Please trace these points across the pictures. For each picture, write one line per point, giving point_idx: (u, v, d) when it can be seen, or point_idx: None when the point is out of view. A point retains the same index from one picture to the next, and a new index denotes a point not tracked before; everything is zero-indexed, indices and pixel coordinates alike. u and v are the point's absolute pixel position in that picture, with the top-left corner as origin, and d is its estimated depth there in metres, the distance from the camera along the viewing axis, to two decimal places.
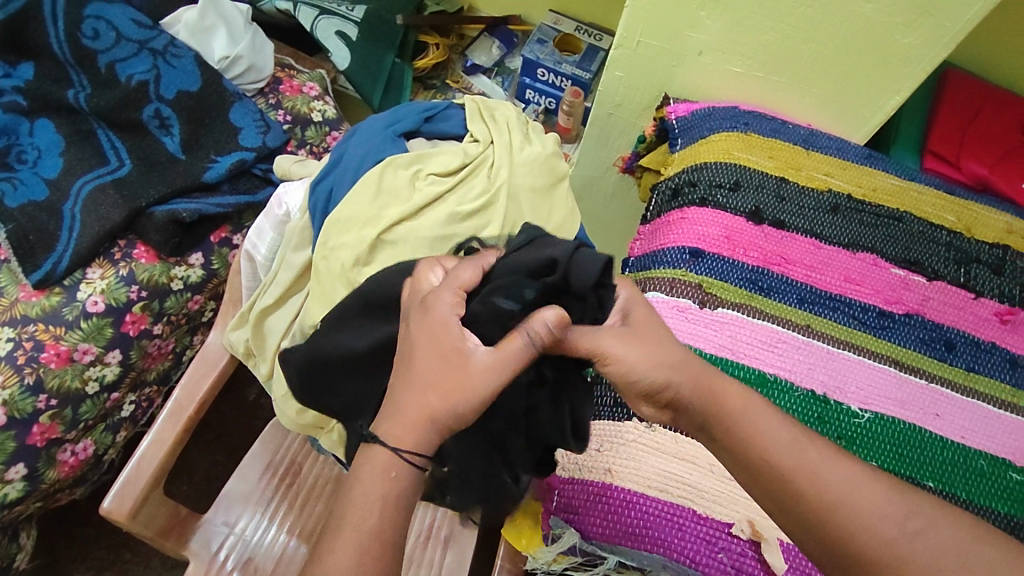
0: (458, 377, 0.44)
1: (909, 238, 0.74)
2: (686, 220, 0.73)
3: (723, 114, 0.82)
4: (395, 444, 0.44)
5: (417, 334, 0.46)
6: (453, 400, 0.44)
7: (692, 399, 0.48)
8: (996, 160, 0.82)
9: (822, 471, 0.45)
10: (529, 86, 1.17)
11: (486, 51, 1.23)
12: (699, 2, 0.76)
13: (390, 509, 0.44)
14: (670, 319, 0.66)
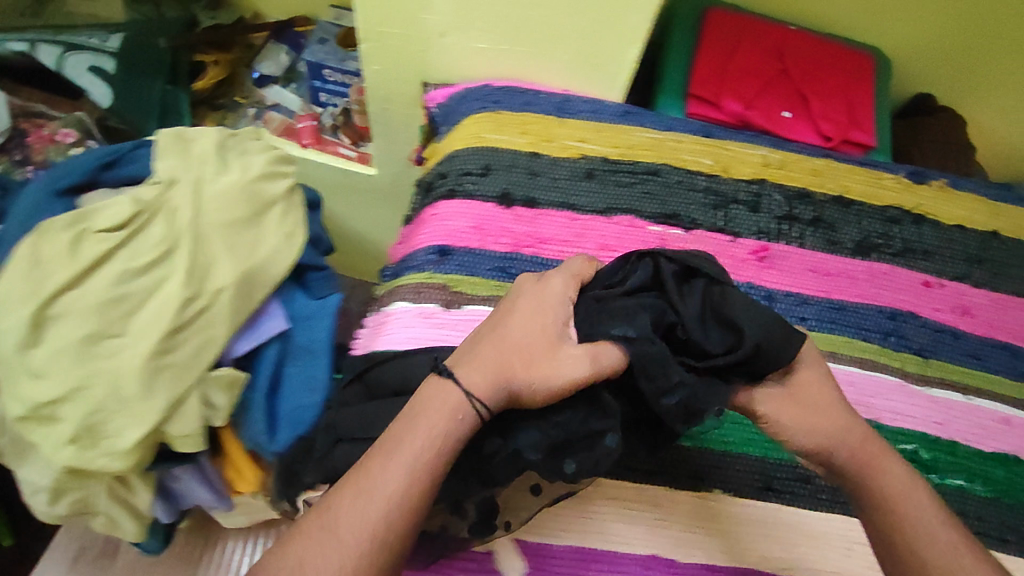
0: (542, 348, 0.49)
1: (668, 190, 0.73)
2: (436, 216, 0.70)
3: (476, 94, 0.78)
4: (470, 388, 0.47)
5: (525, 299, 0.52)
6: (537, 370, 0.48)
7: (849, 451, 0.50)
8: (753, 92, 0.82)
9: (917, 508, 0.47)
10: (320, 88, 1.11)
11: (275, 60, 1.14)
12: None
13: (440, 458, 0.45)
14: (412, 328, 0.63)
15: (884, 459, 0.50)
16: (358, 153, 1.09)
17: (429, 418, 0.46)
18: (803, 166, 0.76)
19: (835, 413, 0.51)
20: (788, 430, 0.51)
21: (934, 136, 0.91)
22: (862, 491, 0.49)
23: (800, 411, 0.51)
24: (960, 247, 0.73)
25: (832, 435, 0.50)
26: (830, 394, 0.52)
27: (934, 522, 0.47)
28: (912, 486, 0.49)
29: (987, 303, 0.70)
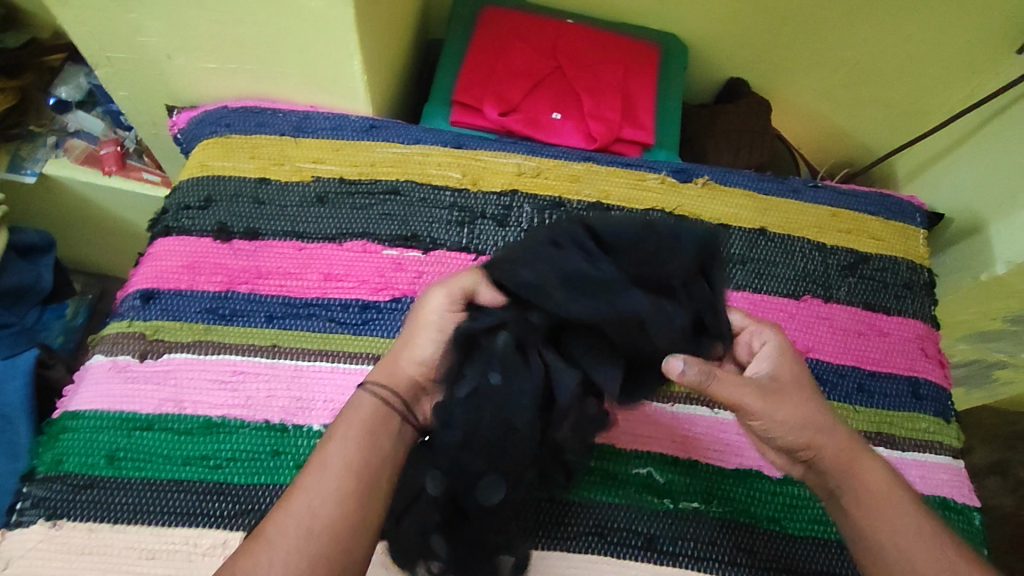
0: (409, 336, 0.47)
1: (409, 209, 0.68)
2: (150, 257, 0.65)
3: (210, 117, 0.73)
4: (376, 383, 0.46)
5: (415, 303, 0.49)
6: (414, 356, 0.47)
7: (834, 457, 0.48)
8: (519, 94, 0.78)
9: (886, 516, 0.46)
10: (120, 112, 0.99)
11: (73, 83, 0.99)
12: (116, 3, 0.63)
13: (361, 440, 0.44)
14: (103, 384, 0.59)
15: (862, 463, 0.48)
16: (163, 178, 1.03)
17: (348, 428, 0.44)
18: (560, 172, 0.71)
19: (817, 417, 0.48)
20: (777, 426, 0.48)
21: (730, 124, 0.87)
22: (839, 495, 0.48)
23: (770, 403, 0.48)
24: (724, 247, 0.69)
25: (814, 430, 0.48)
26: (794, 390, 0.49)
27: (895, 516, 0.46)
28: (883, 495, 0.47)
29: (744, 307, 0.66)
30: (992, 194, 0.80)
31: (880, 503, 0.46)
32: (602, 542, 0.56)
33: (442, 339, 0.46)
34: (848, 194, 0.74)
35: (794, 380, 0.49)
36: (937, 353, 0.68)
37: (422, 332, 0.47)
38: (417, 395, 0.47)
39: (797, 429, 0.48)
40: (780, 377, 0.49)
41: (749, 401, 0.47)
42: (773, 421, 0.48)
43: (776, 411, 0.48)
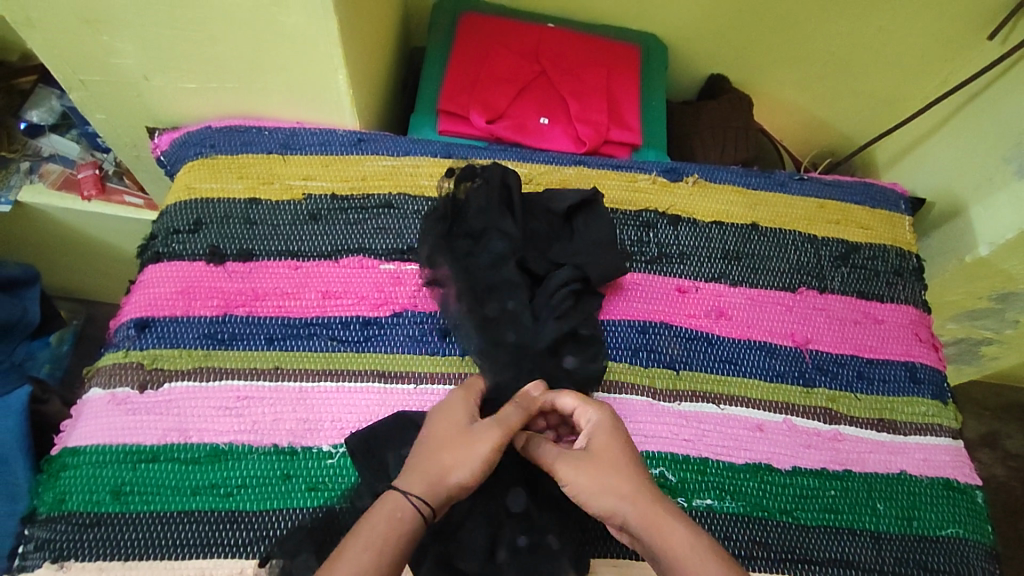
0: (459, 440, 0.49)
1: (404, 222, 0.67)
2: (141, 285, 0.64)
3: (193, 137, 0.71)
4: (419, 487, 0.47)
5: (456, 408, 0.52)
6: (465, 461, 0.48)
7: (637, 526, 0.46)
8: (506, 101, 0.78)
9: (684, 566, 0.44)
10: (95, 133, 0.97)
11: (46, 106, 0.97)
12: (88, 25, 0.62)
13: (392, 547, 0.44)
14: (104, 418, 0.58)
15: (664, 526, 0.45)
16: (147, 201, 0.99)
17: (372, 530, 0.44)
18: (552, 177, 0.72)
19: (626, 475, 0.48)
20: (583, 495, 0.48)
21: (715, 119, 0.88)
22: (660, 566, 0.45)
23: (584, 468, 0.49)
24: (719, 244, 0.70)
25: (611, 497, 0.47)
26: (613, 452, 0.50)
27: (695, 560, 0.44)
28: (687, 556, 0.44)
29: (742, 303, 0.67)
30: (973, 177, 0.82)
31: (678, 554, 0.44)
32: (620, 545, 0.56)
33: (485, 468, 0.49)
34: (836, 185, 0.75)
35: (602, 450, 0.50)
36: (931, 337, 0.69)
37: (476, 451, 0.49)
38: (442, 509, 0.48)
39: (601, 501, 0.47)
40: (595, 445, 0.50)
41: (563, 471, 0.49)
42: (582, 493, 0.48)
43: (590, 481, 0.48)
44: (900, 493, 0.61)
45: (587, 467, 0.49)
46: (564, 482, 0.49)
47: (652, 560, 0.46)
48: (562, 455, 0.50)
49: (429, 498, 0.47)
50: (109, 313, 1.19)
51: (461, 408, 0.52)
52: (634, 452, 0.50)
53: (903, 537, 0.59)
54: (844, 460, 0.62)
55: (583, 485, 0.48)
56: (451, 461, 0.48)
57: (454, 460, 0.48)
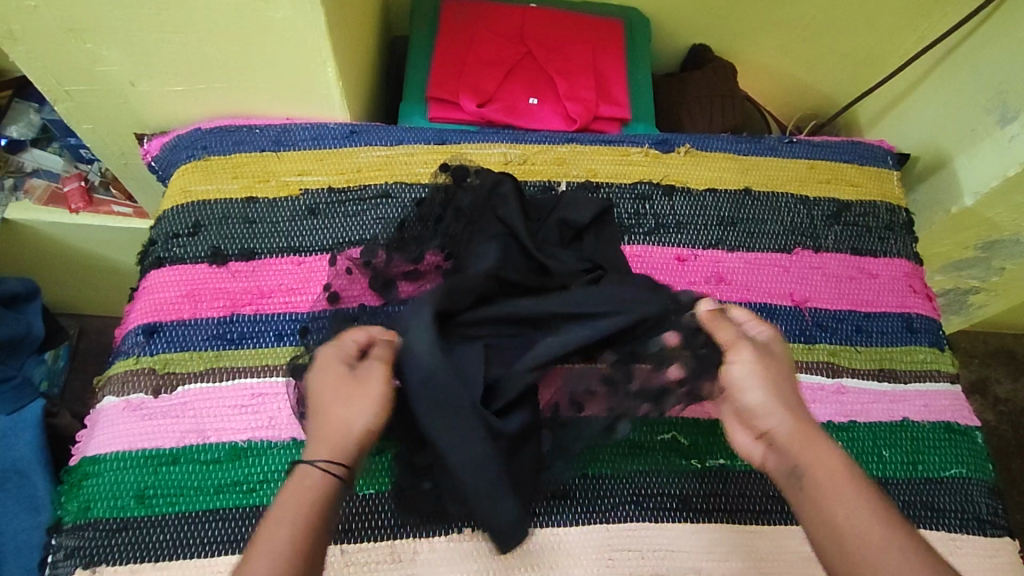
0: (332, 401, 0.50)
1: (403, 210, 0.68)
2: (145, 290, 0.64)
3: (184, 140, 0.71)
4: (314, 456, 0.47)
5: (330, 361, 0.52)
6: (347, 418, 0.49)
7: (787, 435, 0.48)
8: (494, 84, 0.78)
9: (830, 475, 0.45)
10: (77, 145, 0.96)
11: (24, 120, 0.96)
12: (72, 34, 0.61)
13: (315, 510, 0.45)
14: (121, 424, 0.58)
15: (817, 443, 0.47)
16: (137, 210, 0.97)
17: (285, 509, 0.44)
18: (547, 156, 0.72)
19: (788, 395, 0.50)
20: (751, 385, 0.50)
21: (701, 89, 0.89)
22: (798, 475, 0.46)
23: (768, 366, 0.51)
24: (714, 211, 0.71)
25: (777, 404, 0.49)
26: (787, 368, 0.52)
27: (844, 477, 0.45)
28: (836, 470, 0.46)
29: (741, 267, 0.69)
30: (954, 129, 0.84)
31: (835, 465, 0.46)
32: (639, 509, 0.58)
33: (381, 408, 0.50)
34: (824, 146, 0.77)
35: (781, 362, 0.52)
36: (924, 287, 0.71)
37: (365, 403, 0.50)
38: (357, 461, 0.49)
39: (767, 398, 0.49)
40: (775, 351, 0.53)
41: (743, 354, 0.51)
42: (745, 385, 0.50)
43: (763, 377, 0.50)
44: (905, 438, 0.63)
45: (767, 364, 0.51)
46: (737, 368, 0.51)
47: (782, 469, 0.48)
48: (749, 342, 0.52)
49: (340, 453, 0.47)
50: (105, 326, 1.18)
51: (332, 364, 0.52)
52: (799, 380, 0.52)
53: (910, 481, 0.61)
54: (849, 411, 0.63)
55: (751, 377, 0.50)
56: (346, 416, 0.49)
57: (348, 413, 0.49)
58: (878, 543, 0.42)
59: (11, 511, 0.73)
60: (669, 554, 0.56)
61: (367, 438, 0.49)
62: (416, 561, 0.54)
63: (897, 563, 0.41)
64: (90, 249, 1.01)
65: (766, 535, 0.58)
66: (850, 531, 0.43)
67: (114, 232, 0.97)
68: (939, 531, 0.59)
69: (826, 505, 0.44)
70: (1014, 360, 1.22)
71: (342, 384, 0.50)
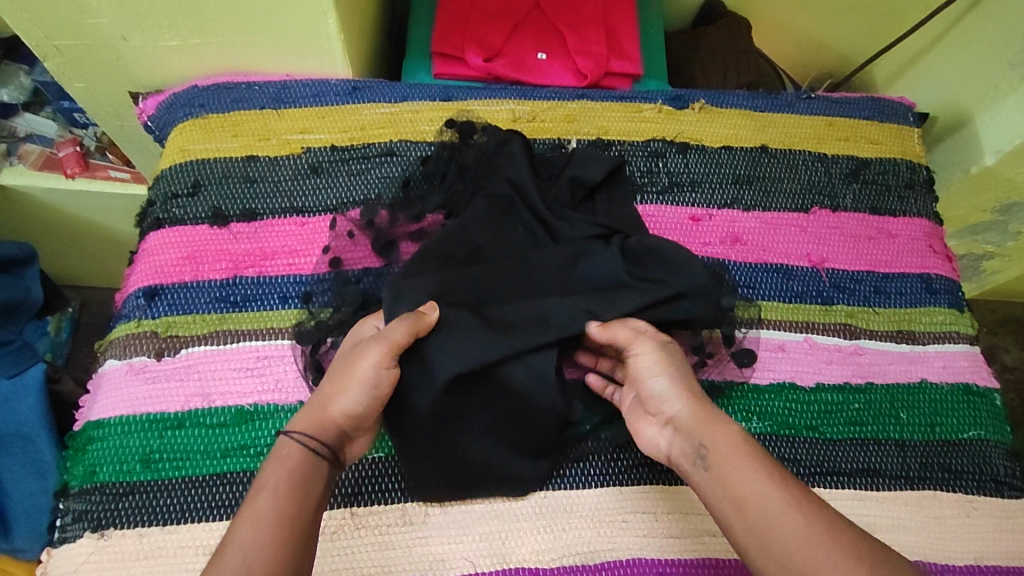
0: (330, 376, 0.50)
1: (408, 170, 0.66)
2: (144, 253, 0.62)
3: (180, 98, 0.68)
4: (293, 427, 0.47)
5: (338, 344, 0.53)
6: (336, 393, 0.49)
7: (690, 423, 0.49)
8: (501, 38, 0.75)
9: (728, 459, 0.46)
10: (73, 108, 0.92)
11: (14, 84, 0.90)
12: None
13: (297, 483, 0.44)
14: (124, 388, 0.57)
15: (718, 425, 0.48)
16: (133, 174, 0.95)
17: (267, 481, 0.44)
18: (556, 113, 0.70)
19: (688, 386, 0.52)
20: (652, 375, 0.52)
21: (714, 45, 0.86)
22: (700, 455, 0.48)
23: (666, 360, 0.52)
24: (729, 169, 0.69)
25: (675, 390, 0.51)
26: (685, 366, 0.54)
27: (743, 455, 0.46)
28: (738, 449, 0.47)
29: (756, 227, 0.67)
30: (976, 86, 0.81)
31: (733, 447, 0.47)
32: (653, 472, 0.57)
33: (368, 388, 0.49)
34: (842, 102, 0.74)
35: (674, 353, 0.55)
36: (944, 248, 0.69)
37: (351, 381, 0.49)
38: (341, 440, 0.49)
39: (667, 385, 0.51)
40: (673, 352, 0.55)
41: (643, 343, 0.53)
42: (648, 372, 0.52)
43: (663, 364, 0.52)
44: (922, 401, 0.61)
45: (664, 353, 0.53)
46: (637, 358, 0.53)
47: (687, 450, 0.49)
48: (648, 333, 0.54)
49: (318, 428, 0.48)
50: (105, 295, 1.17)
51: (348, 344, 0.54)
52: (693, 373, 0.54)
53: (926, 443, 0.60)
54: (866, 373, 0.62)
55: (653, 364, 0.52)
56: (330, 394, 0.49)
57: (332, 390, 0.49)
58: (780, 514, 0.43)
59: (17, 476, 0.73)
60: (684, 515, 0.55)
61: (353, 420, 0.49)
62: (427, 523, 0.54)
63: (797, 536, 0.42)
64: (87, 216, 0.99)
65: None
66: (757, 506, 0.44)
67: (112, 198, 0.95)
68: (954, 493, 0.58)
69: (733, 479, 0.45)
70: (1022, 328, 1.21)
71: (340, 363, 0.51)
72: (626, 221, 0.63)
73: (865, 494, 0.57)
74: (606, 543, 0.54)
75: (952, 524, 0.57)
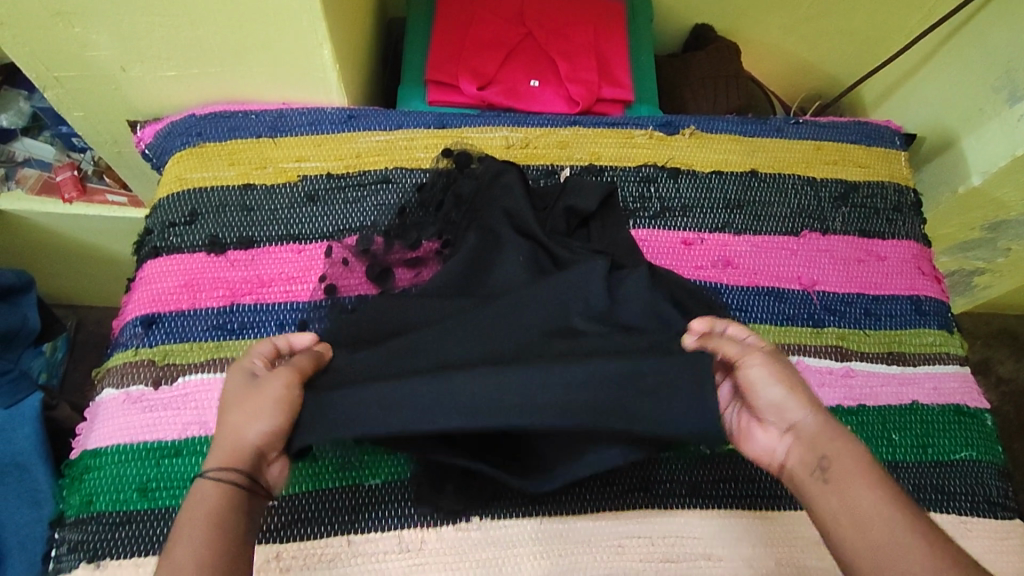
0: (233, 408, 0.50)
1: (403, 196, 0.66)
2: (142, 281, 0.63)
3: (178, 127, 0.69)
4: (205, 470, 0.47)
5: (232, 378, 0.53)
6: (243, 422, 0.49)
7: (813, 432, 0.48)
8: (494, 66, 0.77)
9: (854, 473, 0.46)
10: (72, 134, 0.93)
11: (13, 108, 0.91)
12: (58, 17, 0.59)
13: (219, 521, 0.45)
14: (121, 417, 0.57)
15: (842, 448, 0.47)
16: (130, 197, 0.96)
17: (188, 527, 0.45)
18: (549, 139, 0.71)
19: (811, 397, 0.50)
20: (769, 381, 0.51)
21: (704, 70, 0.88)
22: (822, 463, 0.47)
23: (782, 371, 0.51)
24: (720, 194, 0.70)
25: (801, 395, 0.50)
26: (799, 375, 0.52)
27: (869, 470, 0.46)
28: (855, 478, 0.46)
29: (747, 250, 0.68)
30: (962, 108, 0.82)
31: (859, 470, 0.46)
32: (649, 496, 0.57)
33: (278, 414, 0.49)
34: (830, 127, 0.75)
35: (793, 366, 0.53)
36: (933, 269, 0.71)
37: (259, 408, 0.49)
38: (259, 469, 0.49)
39: (788, 391, 0.50)
40: (783, 359, 0.53)
41: (753, 354, 0.52)
42: (762, 382, 0.50)
43: (777, 380, 0.50)
44: (914, 422, 0.62)
45: (776, 362, 0.51)
46: (749, 362, 0.51)
47: (807, 464, 0.48)
48: (749, 346, 0.53)
49: (231, 461, 0.47)
50: (102, 317, 1.17)
51: (238, 378, 0.51)
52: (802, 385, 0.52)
53: (919, 464, 0.61)
54: (858, 395, 0.63)
55: (765, 377, 0.51)
56: (238, 420, 0.49)
57: (239, 420, 0.49)
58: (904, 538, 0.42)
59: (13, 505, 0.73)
60: (679, 540, 0.56)
61: (267, 442, 0.49)
62: (424, 550, 0.54)
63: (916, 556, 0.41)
64: (85, 239, 0.99)
65: (776, 520, 0.57)
66: (875, 522, 0.43)
67: (110, 222, 0.95)
68: (948, 514, 0.59)
69: (853, 507, 0.44)
70: (1017, 341, 1.22)
71: (242, 397, 0.50)
72: (620, 246, 0.64)
73: None
74: (603, 568, 0.54)
75: None
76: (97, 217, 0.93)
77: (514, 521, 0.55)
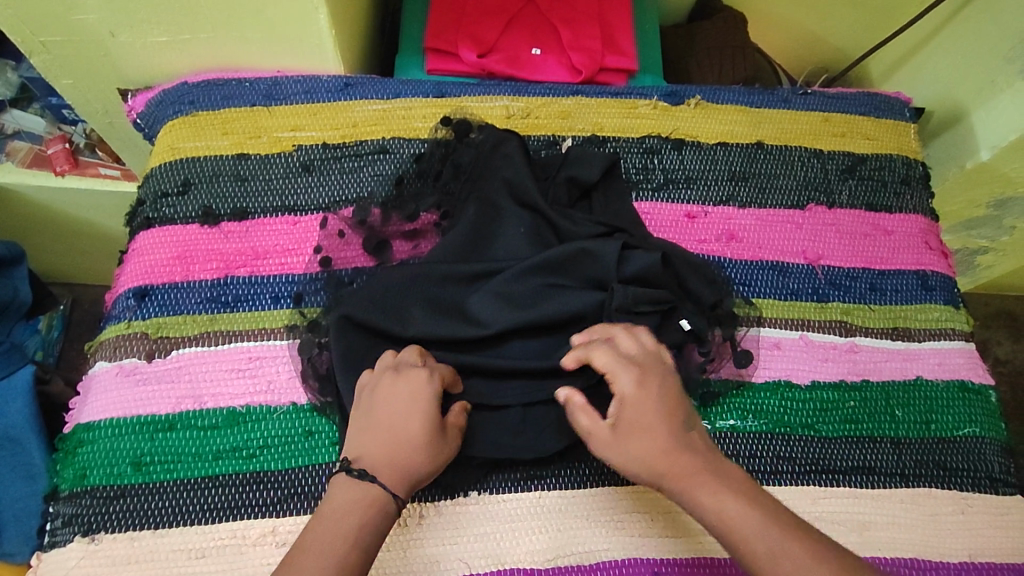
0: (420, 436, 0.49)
1: (401, 167, 0.65)
2: (134, 253, 0.62)
3: (169, 95, 0.67)
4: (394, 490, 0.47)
5: (404, 392, 0.50)
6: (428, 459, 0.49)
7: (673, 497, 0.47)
8: (494, 33, 0.75)
9: (724, 530, 0.44)
10: (61, 106, 0.90)
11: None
12: None
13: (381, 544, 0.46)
14: (115, 390, 0.56)
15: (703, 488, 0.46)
16: (123, 171, 0.94)
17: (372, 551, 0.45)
18: (551, 109, 0.69)
19: (657, 453, 0.48)
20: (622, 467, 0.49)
21: (710, 40, 0.86)
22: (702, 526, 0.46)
23: (617, 453, 0.49)
24: (725, 165, 0.68)
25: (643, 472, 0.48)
26: (647, 416, 0.49)
27: (730, 520, 0.44)
28: (707, 485, 0.46)
29: (752, 224, 0.66)
30: (972, 81, 0.80)
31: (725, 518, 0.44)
32: None
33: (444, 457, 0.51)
34: (838, 98, 0.73)
35: (630, 419, 0.49)
36: (940, 244, 0.69)
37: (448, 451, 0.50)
38: None
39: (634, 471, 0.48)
40: (624, 406, 0.50)
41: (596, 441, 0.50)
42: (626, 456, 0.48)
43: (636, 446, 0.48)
44: (918, 398, 0.61)
45: (619, 433, 0.49)
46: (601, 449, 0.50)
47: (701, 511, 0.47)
48: (596, 426, 0.50)
49: (392, 488, 0.47)
50: (97, 294, 1.15)
51: (422, 409, 0.50)
52: (664, 403, 0.50)
53: (922, 440, 0.60)
54: (862, 370, 0.62)
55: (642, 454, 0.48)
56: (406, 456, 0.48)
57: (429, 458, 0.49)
58: None
59: (7, 479, 0.72)
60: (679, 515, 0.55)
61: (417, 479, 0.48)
62: (422, 524, 0.53)
63: None
64: (77, 214, 0.98)
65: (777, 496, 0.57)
66: None
67: (102, 196, 0.93)
68: (949, 490, 0.58)
69: (721, 519, 0.44)
70: (1016, 322, 1.21)
71: (422, 433, 0.49)
72: (623, 219, 0.62)
73: (862, 491, 0.57)
74: (602, 543, 0.54)
75: (947, 521, 0.57)
76: (89, 190, 0.91)
77: (512, 496, 0.55)
